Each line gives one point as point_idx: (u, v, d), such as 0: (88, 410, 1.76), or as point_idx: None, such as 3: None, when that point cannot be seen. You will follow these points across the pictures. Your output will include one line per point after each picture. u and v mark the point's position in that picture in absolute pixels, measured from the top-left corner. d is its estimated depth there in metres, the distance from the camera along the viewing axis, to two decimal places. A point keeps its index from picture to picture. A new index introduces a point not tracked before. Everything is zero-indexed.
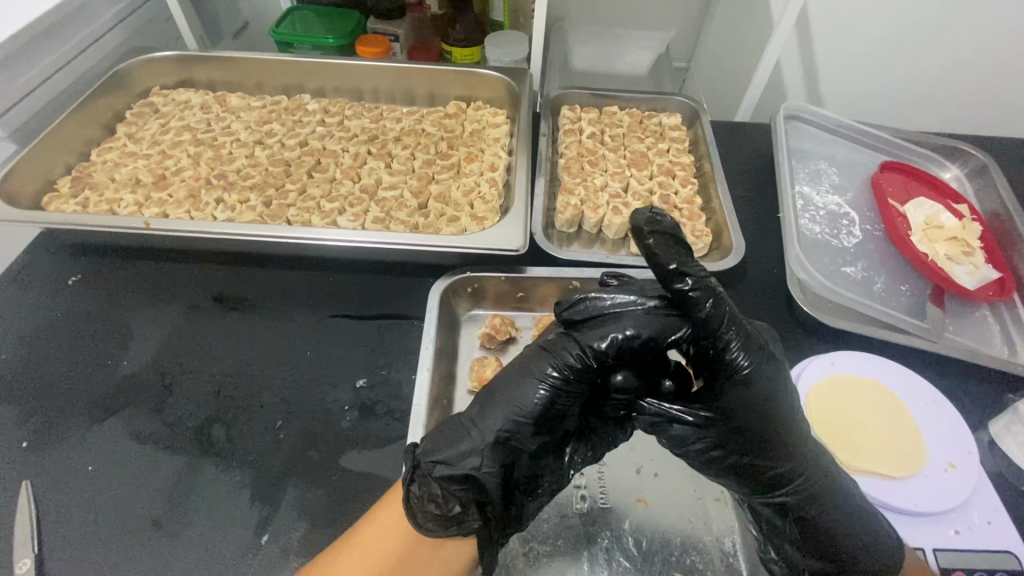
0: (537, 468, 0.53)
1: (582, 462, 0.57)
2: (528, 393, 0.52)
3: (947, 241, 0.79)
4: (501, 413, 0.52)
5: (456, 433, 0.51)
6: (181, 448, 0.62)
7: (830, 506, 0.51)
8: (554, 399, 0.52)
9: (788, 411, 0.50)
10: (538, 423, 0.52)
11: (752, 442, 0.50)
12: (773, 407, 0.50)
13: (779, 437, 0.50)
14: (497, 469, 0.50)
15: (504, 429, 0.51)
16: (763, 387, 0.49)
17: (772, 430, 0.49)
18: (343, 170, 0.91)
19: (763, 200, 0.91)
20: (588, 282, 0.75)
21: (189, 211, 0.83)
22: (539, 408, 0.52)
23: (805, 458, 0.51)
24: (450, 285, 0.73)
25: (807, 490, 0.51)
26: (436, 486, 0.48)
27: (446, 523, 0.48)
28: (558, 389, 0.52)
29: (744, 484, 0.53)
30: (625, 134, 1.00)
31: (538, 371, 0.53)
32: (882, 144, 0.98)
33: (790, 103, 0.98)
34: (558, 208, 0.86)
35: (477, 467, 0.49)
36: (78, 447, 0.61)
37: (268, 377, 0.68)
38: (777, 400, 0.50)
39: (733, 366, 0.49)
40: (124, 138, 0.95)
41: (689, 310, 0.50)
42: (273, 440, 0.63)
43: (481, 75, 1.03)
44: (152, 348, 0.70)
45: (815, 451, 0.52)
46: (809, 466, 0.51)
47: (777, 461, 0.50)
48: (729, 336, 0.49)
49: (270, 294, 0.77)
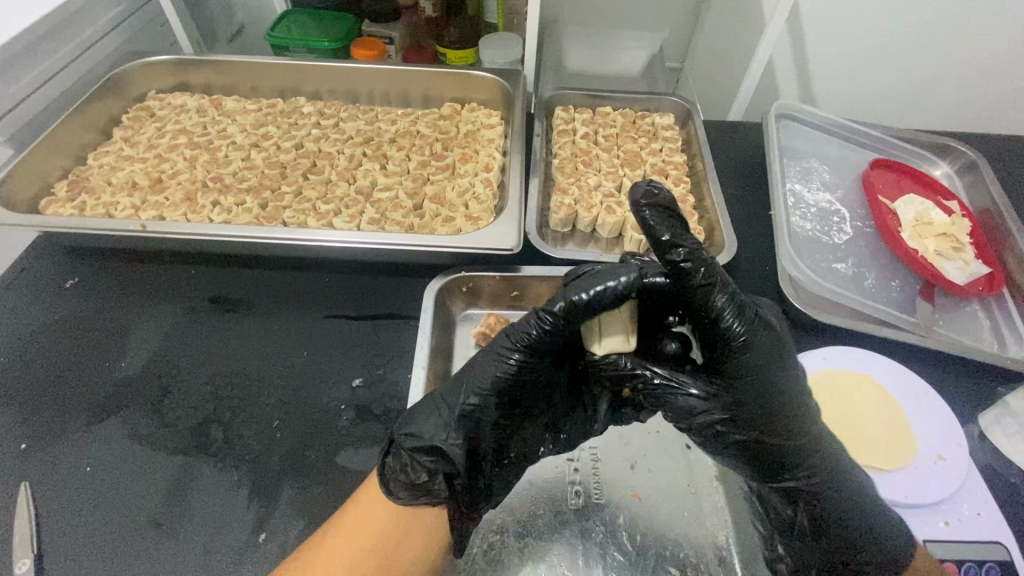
0: (502, 441, 0.54)
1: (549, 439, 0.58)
2: (489, 367, 0.52)
3: (937, 237, 0.80)
4: (466, 385, 0.52)
5: (427, 410, 0.52)
6: (178, 448, 0.62)
7: (830, 484, 0.51)
8: (519, 372, 0.51)
9: (783, 382, 0.50)
10: (501, 396, 0.52)
11: (746, 423, 0.50)
12: (777, 379, 0.49)
13: (774, 414, 0.49)
14: (463, 441, 0.50)
15: (468, 403, 0.51)
16: (761, 353, 0.49)
17: (766, 405, 0.49)
18: (339, 172, 0.92)
19: (756, 197, 0.92)
20: None
21: (186, 214, 0.83)
22: (501, 381, 0.51)
23: (808, 435, 0.50)
24: (445, 285, 0.74)
25: (804, 469, 0.51)
26: (405, 457, 0.50)
27: (418, 490, 0.50)
28: (521, 361, 0.51)
29: (754, 468, 0.53)
30: (619, 134, 1.00)
31: (503, 342, 0.52)
32: (873, 142, 0.99)
33: (782, 102, 0.99)
34: (552, 208, 0.87)
35: (445, 439, 0.50)
36: (78, 448, 0.62)
37: (265, 376, 0.69)
38: (769, 376, 0.49)
39: (729, 332, 0.48)
40: (121, 142, 0.95)
41: (684, 282, 0.49)
42: (271, 439, 0.63)
43: (475, 76, 1.03)
44: (150, 350, 0.71)
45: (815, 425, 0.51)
46: (809, 443, 0.50)
47: (778, 443, 0.50)
48: (721, 302, 0.48)
49: (267, 295, 0.77)
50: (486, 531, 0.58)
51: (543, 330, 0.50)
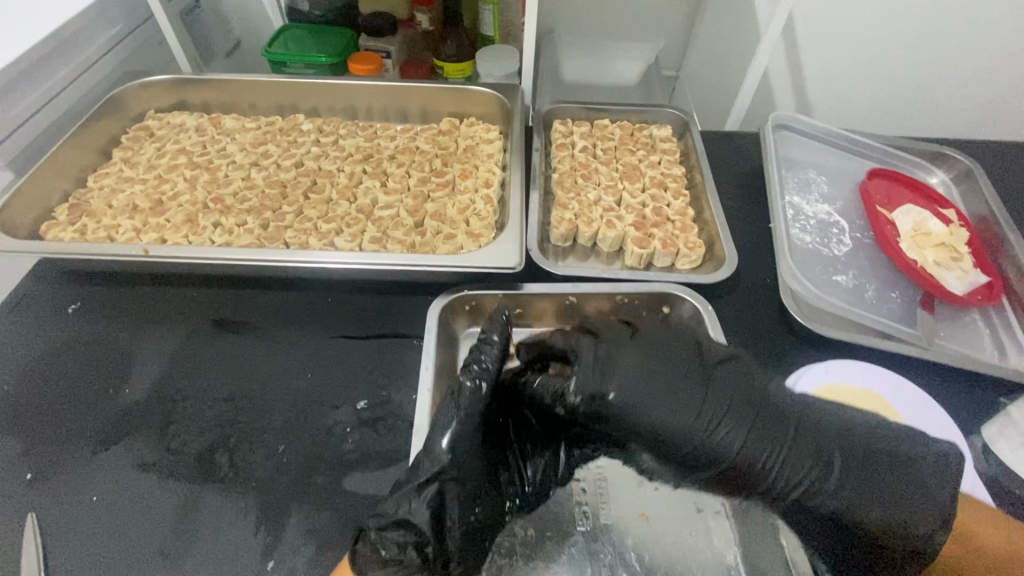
0: (472, 503, 0.53)
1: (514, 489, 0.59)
2: (439, 445, 0.52)
3: (935, 247, 0.81)
4: (425, 458, 0.53)
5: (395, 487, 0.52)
6: (185, 476, 0.62)
7: (779, 471, 0.51)
8: (466, 458, 0.53)
9: (661, 378, 0.54)
10: (457, 460, 0.52)
11: (668, 436, 0.52)
12: (658, 413, 0.52)
13: (676, 420, 0.52)
14: (430, 510, 0.50)
15: (432, 470, 0.51)
16: (632, 397, 0.53)
17: (667, 407, 0.53)
18: (339, 190, 0.92)
19: (755, 209, 0.92)
20: (583, 297, 0.76)
21: (187, 236, 0.83)
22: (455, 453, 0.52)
23: (733, 451, 0.52)
24: (448, 303, 0.74)
25: (738, 460, 0.52)
26: (373, 536, 0.50)
27: (389, 565, 0.50)
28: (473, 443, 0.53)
29: (720, 489, 0.55)
30: (617, 147, 1.01)
31: (447, 419, 0.54)
32: (869, 151, 1.00)
33: (778, 113, 1.00)
34: (553, 223, 0.87)
35: (407, 512, 0.50)
36: (84, 478, 0.62)
37: (270, 401, 0.69)
38: (642, 377, 0.54)
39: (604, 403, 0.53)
40: (120, 163, 0.95)
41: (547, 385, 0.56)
42: (277, 465, 0.63)
43: (473, 91, 1.04)
44: (154, 375, 0.70)
45: (720, 402, 0.53)
46: (722, 421, 0.52)
47: (697, 442, 0.52)
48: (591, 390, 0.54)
49: (271, 316, 0.77)
50: (495, 554, 0.58)
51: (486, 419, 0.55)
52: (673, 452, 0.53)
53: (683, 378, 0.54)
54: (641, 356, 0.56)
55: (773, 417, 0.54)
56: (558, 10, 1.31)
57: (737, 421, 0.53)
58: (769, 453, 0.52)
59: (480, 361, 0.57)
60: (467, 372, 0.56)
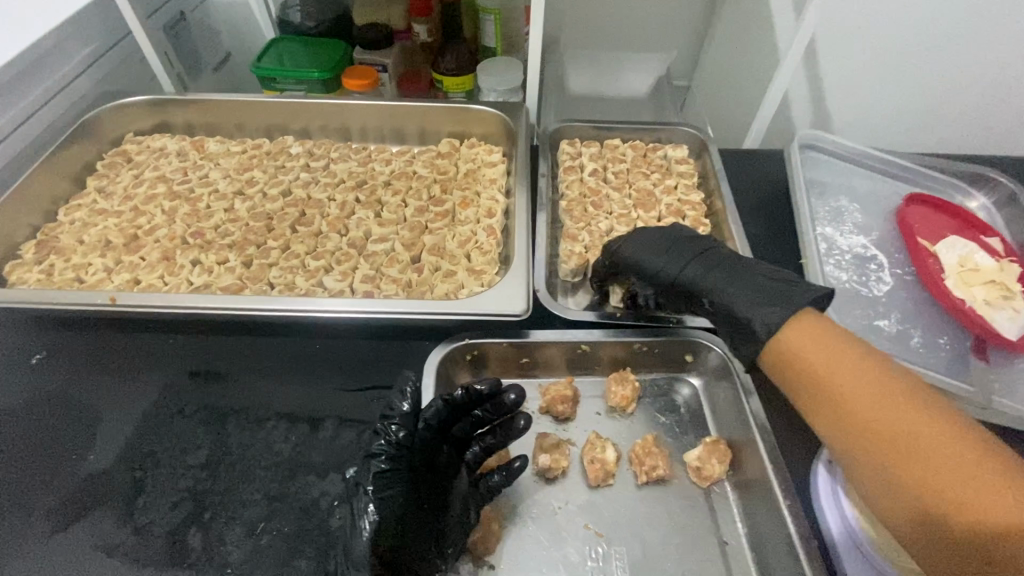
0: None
1: (444, 547, 0.53)
2: (357, 539, 0.47)
3: (985, 284, 0.73)
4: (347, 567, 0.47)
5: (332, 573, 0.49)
6: (153, 561, 0.55)
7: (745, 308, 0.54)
8: (382, 525, 0.48)
9: (656, 236, 0.67)
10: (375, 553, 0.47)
11: (653, 272, 0.64)
12: (646, 257, 0.65)
13: (652, 259, 0.64)
14: None
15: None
16: (630, 256, 0.66)
17: (655, 253, 0.65)
18: (329, 222, 0.85)
19: (783, 238, 0.85)
20: (597, 345, 0.68)
21: (163, 277, 0.77)
22: (369, 543, 0.47)
23: (722, 290, 0.57)
24: (448, 353, 0.66)
25: (709, 290, 0.58)
26: None
27: None
28: (380, 520, 0.48)
29: (722, 316, 0.57)
30: (629, 170, 0.94)
31: (361, 507, 0.49)
32: (902, 173, 0.92)
33: (804, 133, 0.93)
34: (562, 257, 0.80)
35: None
36: (38, 563, 0.55)
37: (249, 468, 0.62)
38: (648, 236, 0.67)
39: (473, 399, 0.55)
40: (94, 193, 0.89)
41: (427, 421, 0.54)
42: (255, 546, 0.56)
43: (475, 110, 0.96)
44: (123, 438, 0.64)
45: (699, 260, 0.61)
46: (681, 266, 0.62)
47: (669, 278, 0.62)
48: (455, 397, 0.54)
49: (253, 365, 0.70)
50: None
51: (391, 492, 0.50)
52: (652, 280, 0.64)
53: (677, 241, 0.65)
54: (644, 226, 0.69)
55: (759, 276, 0.57)
56: (564, 18, 1.23)
57: (711, 268, 0.60)
58: (746, 291, 0.55)
59: (387, 431, 0.51)
60: (375, 449, 0.51)
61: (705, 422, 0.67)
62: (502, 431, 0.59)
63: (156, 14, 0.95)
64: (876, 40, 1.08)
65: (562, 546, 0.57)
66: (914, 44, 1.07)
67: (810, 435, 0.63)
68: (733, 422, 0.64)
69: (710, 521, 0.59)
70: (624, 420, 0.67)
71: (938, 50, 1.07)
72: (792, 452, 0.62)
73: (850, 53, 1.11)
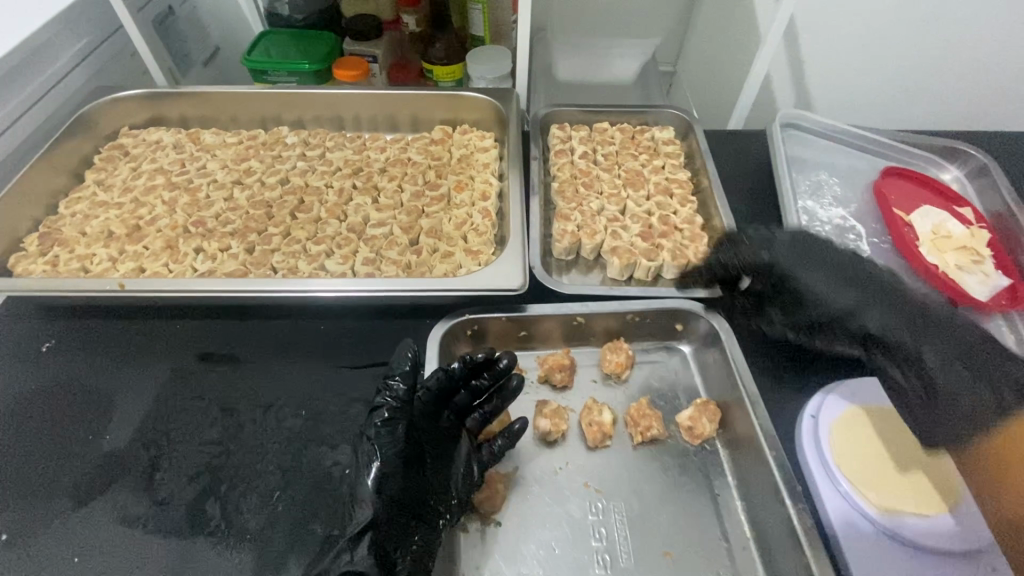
0: (401, 526, 0.52)
1: (447, 506, 0.55)
2: (362, 484, 0.53)
3: (957, 250, 0.78)
4: (355, 505, 0.52)
5: (359, 473, 0.54)
6: (174, 530, 0.58)
7: (905, 343, 0.58)
8: (384, 475, 0.53)
9: (811, 249, 0.67)
10: (378, 497, 0.52)
11: (790, 286, 0.66)
12: (773, 264, 0.67)
13: (813, 272, 0.65)
14: (371, 555, 0.49)
15: (359, 519, 0.51)
16: (775, 256, 0.68)
17: (817, 268, 0.66)
18: (328, 208, 0.87)
19: (766, 213, 0.88)
20: (591, 318, 0.71)
21: (168, 264, 0.79)
22: (372, 490, 0.52)
23: (861, 305, 0.62)
24: (449, 329, 0.69)
25: (851, 313, 0.62)
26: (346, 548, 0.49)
27: None
28: (385, 467, 0.53)
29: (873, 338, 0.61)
30: (618, 151, 0.97)
31: (368, 456, 0.54)
32: (880, 148, 0.96)
33: (785, 111, 0.96)
34: (555, 237, 0.82)
35: (349, 560, 0.49)
36: (62, 536, 0.57)
37: (262, 444, 0.64)
38: (800, 244, 0.68)
39: (470, 364, 0.61)
40: (93, 186, 0.90)
41: (432, 386, 0.59)
42: (272, 515, 0.59)
43: (466, 97, 0.98)
44: (137, 418, 0.66)
45: (841, 276, 0.65)
46: (817, 284, 0.64)
47: (825, 312, 0.64)
48: (452, 364, 0.60)
49: (260, 348, 0.72)
50: None
51: (395, 440, 0.54)
52: (778, 288, 0.67)
53: (845, 269, 0.65)
54: (805, 234, 0.70)
55: (899, 303, 0.61)
56: (551, 6, 1.26)
57: (847, 286, 0.64)
58: (896, 321, 0.60)
59: (389, 387, 0.57)
60: (378, 402, 0.56)
61: (696, 387, 0.70)
62: (497, 398, 0.63)
63: (147, 7, 0.95)
64: (852, 20, 1.12)
65: (565, 504, 0.60)
66: (889, 23, 1.11)
67: (794, 396, 0.66)
68: (723, 386, 0.67)
69: (702, 476, 0.63)
70: (619, 387, 0.70)
71: (913, 29, 1.11)
72: (779, 412, 0.65)
73: (829, 34, 1.15)
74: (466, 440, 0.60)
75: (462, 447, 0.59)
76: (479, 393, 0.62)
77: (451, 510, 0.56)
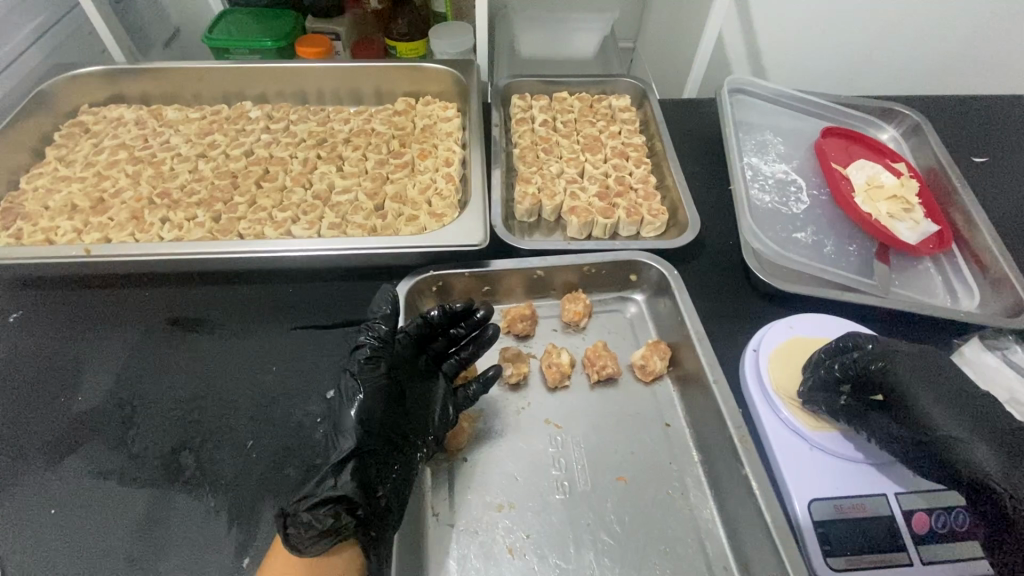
0: (382, 455, 0.55)
1: (424, 442, 0.59)
2: (346, 415, 0.56)
3: (888, 199, 0.83)
4: (340, 437, 0.55)
5: (342, 408, 0.57)
6: (150, 479, 0.60)
7: (937, 432, 0.48)
8: (368, 407, 0.57)
9: (927, 364, 0.52)
10: (362, 426, 0.55)
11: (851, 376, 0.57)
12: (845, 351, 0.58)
13: (879, 361, 0.55)
14: (354, 478, 0.52)
15: (344, 448, 0.54)
16: (848, 344, 0.58)
17: (938, 398, 0.50)
18: (293, 177, 0.89)
19: (717, 173, 0.93)
20: (550, 271, 0.75)
21: (133, 233, 0.80)
22: (356, 420, 0.56)
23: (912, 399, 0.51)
24: (413, 286, 0.72)
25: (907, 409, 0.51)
26: (329, 479, 0.52)
27: (324, 540, 0.49)
28: (368, 399, 0.57)
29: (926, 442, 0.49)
30: (577, 119, 1.00)
31: (352, 390, 0.57)
32: (823, 110, 1.01)
33: (734, 77, 1.00)
34: (516, 199, 0.85)
35: (332, 484, 0.51)
36: (38, 490, 0.59)
37: (234, 400, 0.66)
38: (916, 365, 0.52)
39: (447, 314, 0.64)
40: (55, 162, 0.90)
41: (413, 329, 0.64)
42: (245, 461, 0.61)
43: (428, 68, 1.01)
44: (109, 380, 0.67)
45: (912, 371, 0.53)
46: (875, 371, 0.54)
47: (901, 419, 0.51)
48: (428, 312, 0.65)
49: (231, 312, 0.74)
50: (463, 534, 0.57)
51: (377, 375, 0.59)
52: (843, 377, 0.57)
53: (935, 377, 0.52)
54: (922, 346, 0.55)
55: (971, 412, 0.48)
56: None
57: (916, 379, 0.52)
58: (952, 418, 0.48)
59: (372, 328, 0.61)
60: (360, 341, 0.61)
61: (649, 332, 0.75)
62: (474, 345, 0.66)
63: None
64: None
65: (528, 439, 0.64)
66: None
67: (738, 335, 0.71)
68: (674, 329, 0.72)
69: (654, 410, 0.67)
70: (577, 334, 0.74)
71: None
72: (724, 350, 0.70)
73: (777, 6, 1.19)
74: (442, 381, 0.63)
75: (440, 388, 0.63)
76: (455, 342, 0.67)
77: (429, 446, 0.60)
